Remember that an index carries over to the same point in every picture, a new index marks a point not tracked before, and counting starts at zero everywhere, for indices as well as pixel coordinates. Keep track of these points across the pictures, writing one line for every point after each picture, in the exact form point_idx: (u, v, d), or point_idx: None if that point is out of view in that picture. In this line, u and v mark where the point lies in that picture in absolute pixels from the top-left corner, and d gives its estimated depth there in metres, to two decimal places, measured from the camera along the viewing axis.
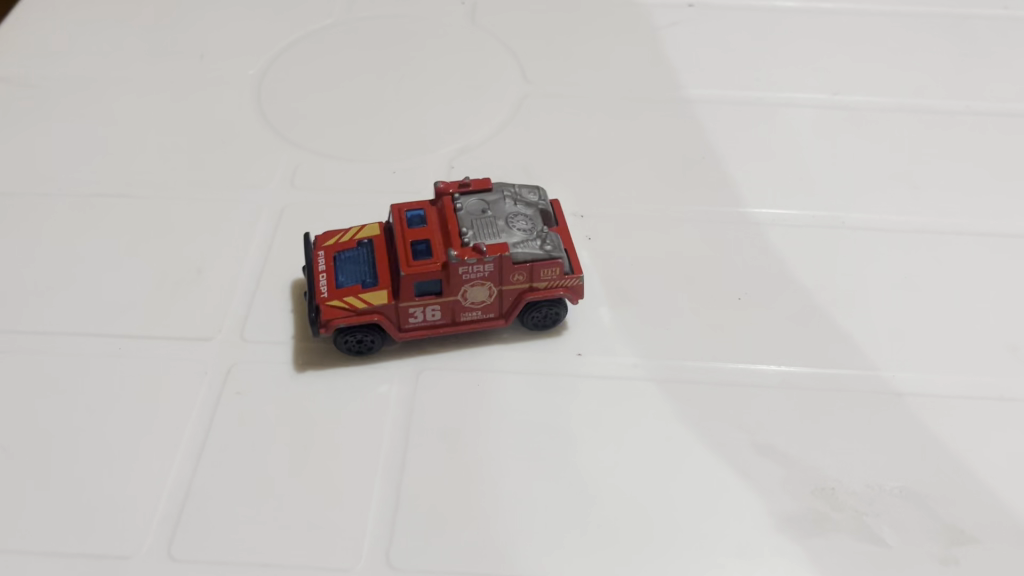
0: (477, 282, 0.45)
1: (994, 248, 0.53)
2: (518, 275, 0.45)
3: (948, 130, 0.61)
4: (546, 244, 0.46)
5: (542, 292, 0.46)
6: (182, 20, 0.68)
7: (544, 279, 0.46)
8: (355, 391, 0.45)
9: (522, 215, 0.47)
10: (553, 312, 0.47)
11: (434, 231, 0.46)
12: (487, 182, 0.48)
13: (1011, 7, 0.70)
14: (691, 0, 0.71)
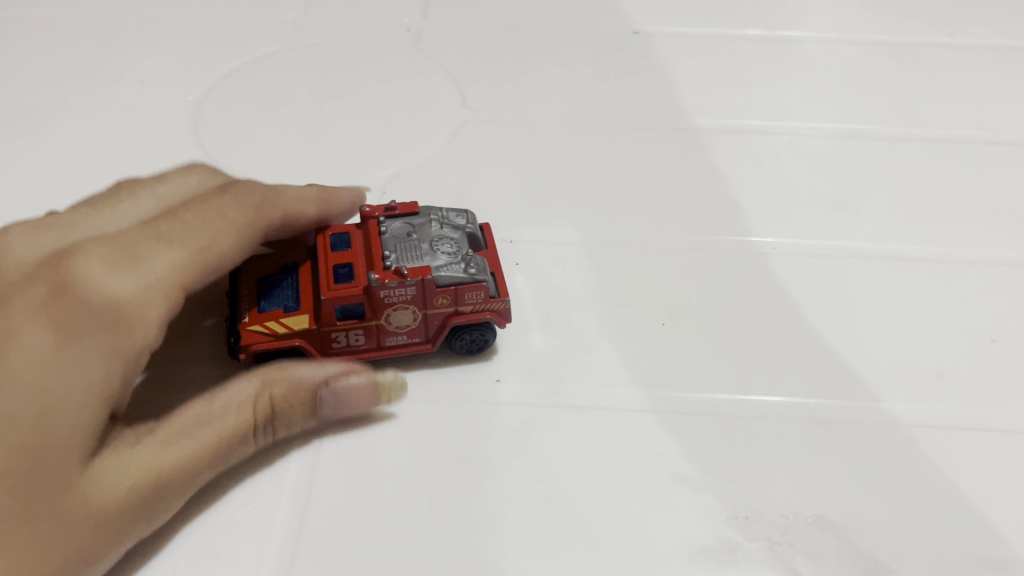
0: (401, 306, 0.45)
1: (926, 274, 0.53)
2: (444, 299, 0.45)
3: (887, 156, 0.61)
4: (471, 267, 0.45)
5: (468, 317, 0.46)
6: (130, 49, 0.69)
7: (469, 303, 0.46)
8: None
9: (448, 239, 0.47)
10: (480, 338, 0.47)
11: (357, 255, 0.46)
12: (413, 207, 0.48)
13: (956, 35, 0.71)
14: (637, 28, 0.72)
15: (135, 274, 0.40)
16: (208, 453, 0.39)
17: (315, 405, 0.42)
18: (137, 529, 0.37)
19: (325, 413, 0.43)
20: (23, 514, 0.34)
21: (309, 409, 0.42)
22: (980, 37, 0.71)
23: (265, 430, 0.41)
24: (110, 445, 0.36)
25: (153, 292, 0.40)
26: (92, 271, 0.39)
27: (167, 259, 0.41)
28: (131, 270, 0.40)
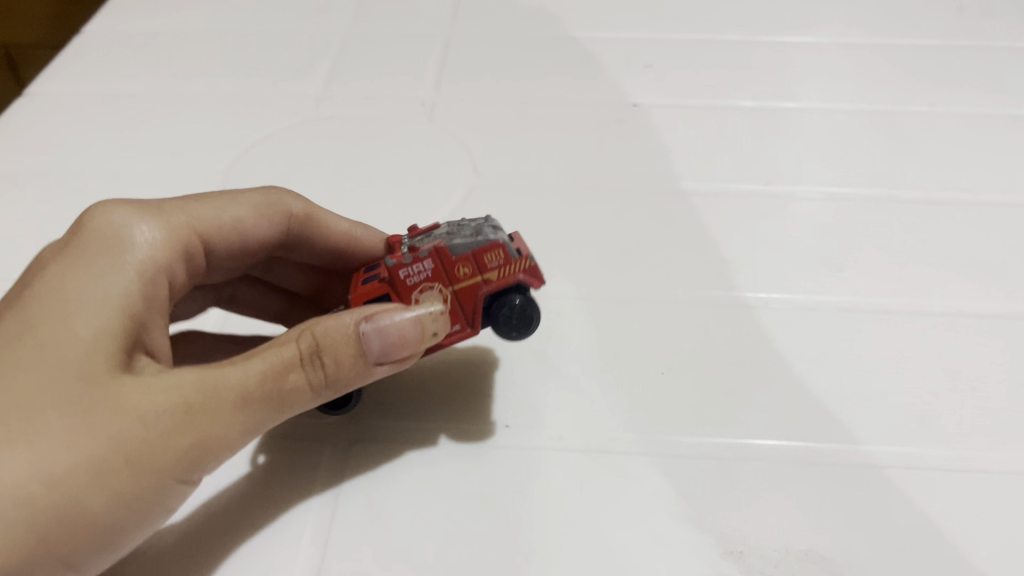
0: (428, 285, 0.46)
1: (912, 328, 0.56)
2: (466, 268, 0.46)
3: (874, 217, 0.64)
4: (481, 232, 0.46)
5: (493, 280, 0.46)
6: (163, 119, 0.75)
7: (489, 265, 0.46)
8: (294, 470, 0.49)
9: (467, 225, 0.49)
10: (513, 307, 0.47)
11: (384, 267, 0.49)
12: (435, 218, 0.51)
13: (937, 104, 0.75)
14: (637, 100, 0.77)
15: (155, 220, 0.48)
16: (255, 376, 0.42)
17: (362, 345, 0.44)
18: (181, 448, 0.41)
19: (371, 352, 0.44)
20: (65, 415, 0.39)
21: (355, 346, 0.44)
22: (958, 106, 0.75)
23: (314, 368, 0.44)
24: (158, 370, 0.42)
25: (166, 231, 0.48)
26: (114, 211, 0.47)
27: (184, 215, 0.50)
28: (152, 218, 0.48)
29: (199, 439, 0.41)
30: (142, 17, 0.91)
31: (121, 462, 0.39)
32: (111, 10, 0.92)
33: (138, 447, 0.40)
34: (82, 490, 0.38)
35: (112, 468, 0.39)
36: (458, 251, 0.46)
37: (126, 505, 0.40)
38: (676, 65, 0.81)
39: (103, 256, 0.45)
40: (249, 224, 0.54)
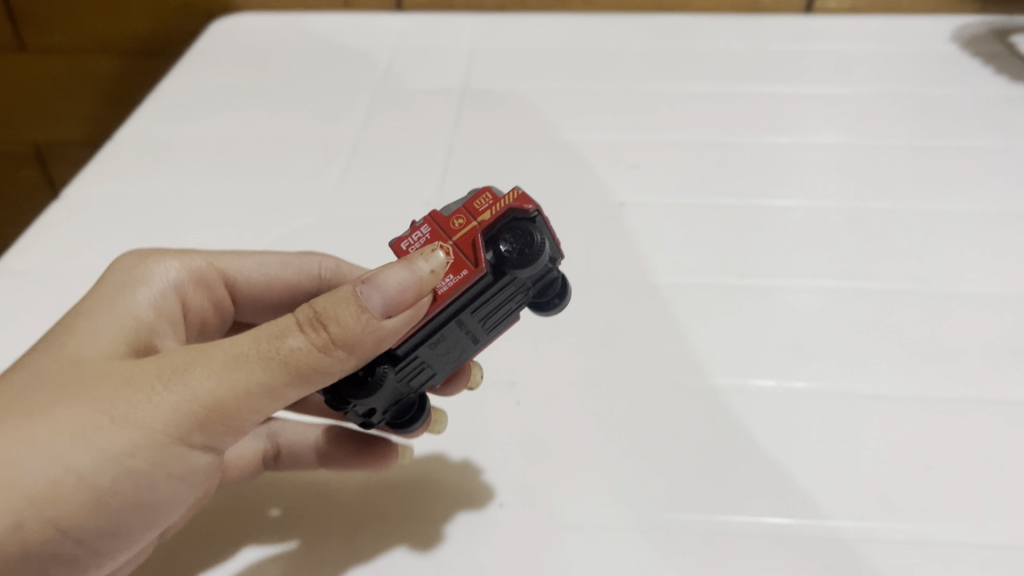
0: (432, 241, 0.50)
1: (871, 411, 0.62)
2: (464, 220, 0.51)
3: (837, 306, 0.71)
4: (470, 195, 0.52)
5: (487, 221, 0.50)
6: (191, 222, 0.83)
7: (480, 210, 0.51)
8: (319, 550, 0.56)
9: None
10: (509, 233, 0.49)
11: None
12: None
13: (898, 203, 0.84)
14: (623, 198, 0.84)
15: (176, 260, 0.62)
16: (251, 343, 0.46)
17: (362, 302, 0.46)
18: (158, 410, 0.46)
19: (374, 307, 0.46)
20: (70, 393, 0.48)
21: (354, 304, 0.46)
22: (915, 205, 0.84)
23: (315, 331, 0.46)
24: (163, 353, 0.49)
25: (182, 268, 0.62)
26: (134, 256, 0.61)
27: (202, 260, 0.64)
28: (171, 259, 0.62)
29: (188, 400, 0.46)
30: (170, 122, 0.99)
31: (101, 426, 0.46)
32: (139, 115, 1.01)
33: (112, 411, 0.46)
34: (76, 445, 0.46)
35: (91, 430, 0.46)
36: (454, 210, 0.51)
37: (106, 466, 0.46)
38: (659, 166, 0.89)
39: (126, 281, 0.58)
40: (266, 270, 0.67)
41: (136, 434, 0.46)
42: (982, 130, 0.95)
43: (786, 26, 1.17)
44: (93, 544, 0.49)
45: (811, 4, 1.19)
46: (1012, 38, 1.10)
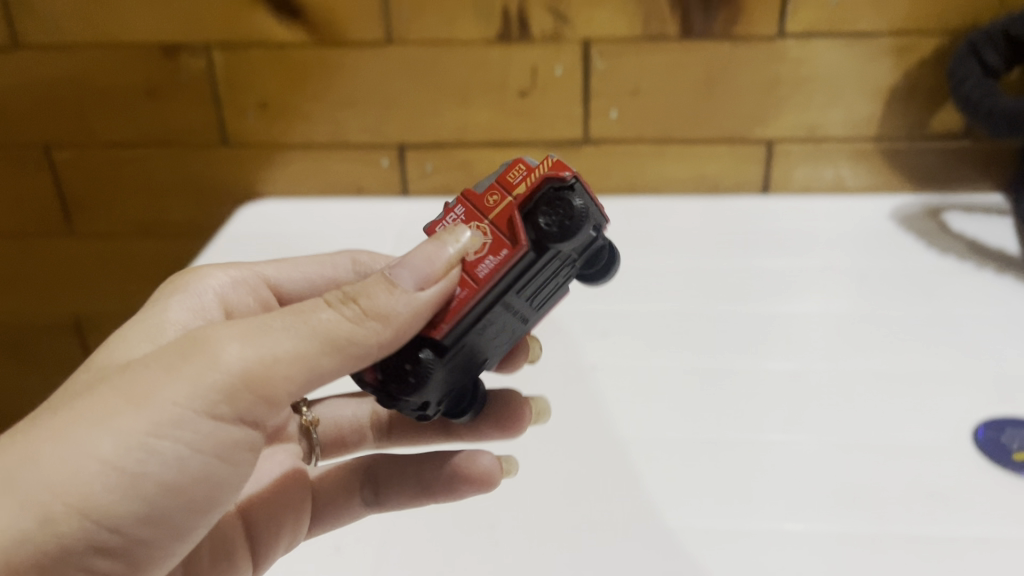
0: (472, 220, 0.66)
1: (800, 547, 0.72)
2: (499, 195, 0.66)
3: (774, 453, 0.82)
4: (502, 174, 0.68)
5: (521, 196, 0.66)
6: None
7: (515, 188, 0.66)
8: None
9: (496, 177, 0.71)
10: (550, 212, 0.64)
11: None
12: None
13: (834, 361, 0.96)
14: (593, 363, 0.97)
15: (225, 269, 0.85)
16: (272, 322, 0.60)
17: (393, 282, 0.62)
18: (172, 392, 0.58)
19: (402, 284, 0.62)
20: (95, 390, 0.60)
21: (387, 284, 0.62)
22: (850, 362, 0.96)
23: (347, 307, 0.61)
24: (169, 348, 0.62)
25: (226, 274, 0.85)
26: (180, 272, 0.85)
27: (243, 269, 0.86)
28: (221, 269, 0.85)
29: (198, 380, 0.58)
30: None
31: (119, 411, 0.58)
32: None
33: (130, 401, 0.58)
34: (97, 427, 0.57)
35: (112, 415, 0.58)
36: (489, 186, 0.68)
37: (130, 449, 0.57)
38: (626, 335, 1.03)
39: (177, 288, 0.81)
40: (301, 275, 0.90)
41: (152, 413, 0.58)
42: (914, 297, 1.08)
43: (745, 205, 1.34)
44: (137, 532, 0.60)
45: (768, 186, 1.36)
46: (943, 216, 1.26)
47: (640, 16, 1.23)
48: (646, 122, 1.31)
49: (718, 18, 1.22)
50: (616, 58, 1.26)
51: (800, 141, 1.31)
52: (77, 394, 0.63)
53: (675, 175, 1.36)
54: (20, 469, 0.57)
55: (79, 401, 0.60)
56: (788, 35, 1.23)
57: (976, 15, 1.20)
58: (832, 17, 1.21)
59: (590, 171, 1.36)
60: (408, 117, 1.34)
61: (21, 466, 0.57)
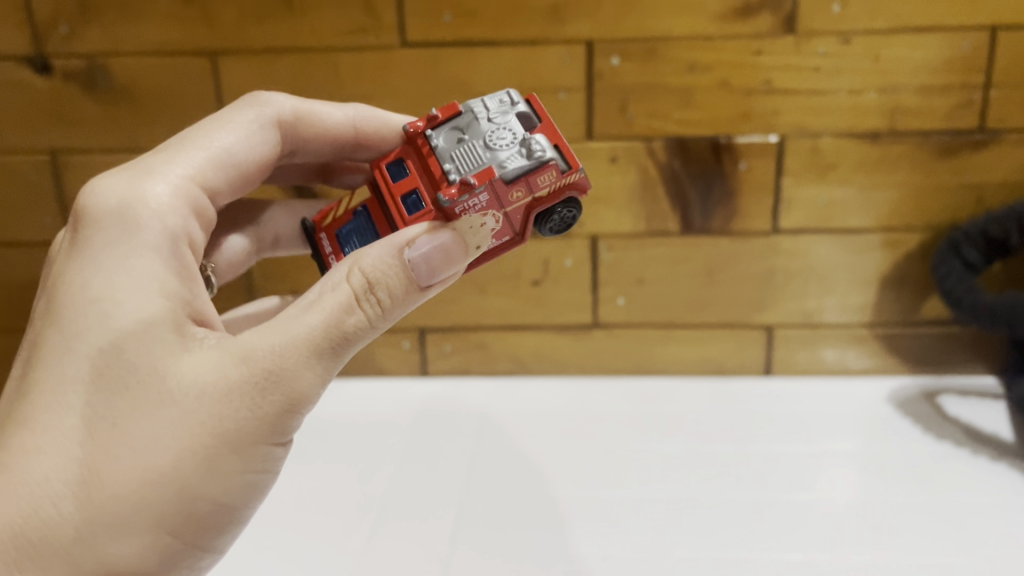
0: (493, 209, 0.80)
1: None
2: (524, 191, 0.80)
3: None
4: (530, 162, 0.79)
5: (543, 198, 0.82)
6: None
7: (539, 186, 0.80)
8: None
9: (505, 135, 0.81)
10: (563, 221, 0.84)
11: (417, 181, 0.84)
12: (453, 113, 0.84)
13: (836, 553, 1.01)
14: (605, 553, 1.04)
15: (158, 178, 0.83)
16: (323, 336, 0.72)
17: (413, 271, 0.76)
18: (255, 427, 0.71)
19: (416, 276, 0.76)
20: (180, 424, 0.69)
21: (407, 277, 0.75)
22: (853, 555, 1.00)
23: (375, 301, 0.74)
24: (230, 368, 0.71)
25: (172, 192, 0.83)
26: (102, 187, 0.80)
27: (178, 172, 0.85)
28: (150, 177, 0.83)
29: (278, 410, 0.72)
30: None
31: (218, 450, 0.70)
32: None
33: (227, 444, 0.71)
34: (203, 466, 0.70)
35: (212, 455, 0.70)
36: (517, 179, 0.79)
37: (228, 480, 0.72)
38: (636, 524, 1.08)
39: (128, 220, 0.77)
40: (218, 143, 0.91)
41: (242, 449, 0.72)
42: (914, 482, 1.13)
43: (749, 388, 1.40)
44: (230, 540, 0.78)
45: (770, 368, 1.42)
46: (938, 400, 1.33)
47: (643, 214, 1.34)
48: (653, 309, 1.40)
49: (716, 215, 1.33)
50: (622, 251, 1.36)
51: (796, 326, 1.39)
52: (144, 410, 0.69)
53: (680, 357, 1.43)
54: (141, 514, 0.69)
55: (174, 438, 0.69)
56: (781, 230, 1.33)
57: (955, 215, 1.30)
58: (820, 214, 1.31)
59: (599, 353, 1.44)
60: (429, 305, 1.42)
61: (145, 510, 0.69)
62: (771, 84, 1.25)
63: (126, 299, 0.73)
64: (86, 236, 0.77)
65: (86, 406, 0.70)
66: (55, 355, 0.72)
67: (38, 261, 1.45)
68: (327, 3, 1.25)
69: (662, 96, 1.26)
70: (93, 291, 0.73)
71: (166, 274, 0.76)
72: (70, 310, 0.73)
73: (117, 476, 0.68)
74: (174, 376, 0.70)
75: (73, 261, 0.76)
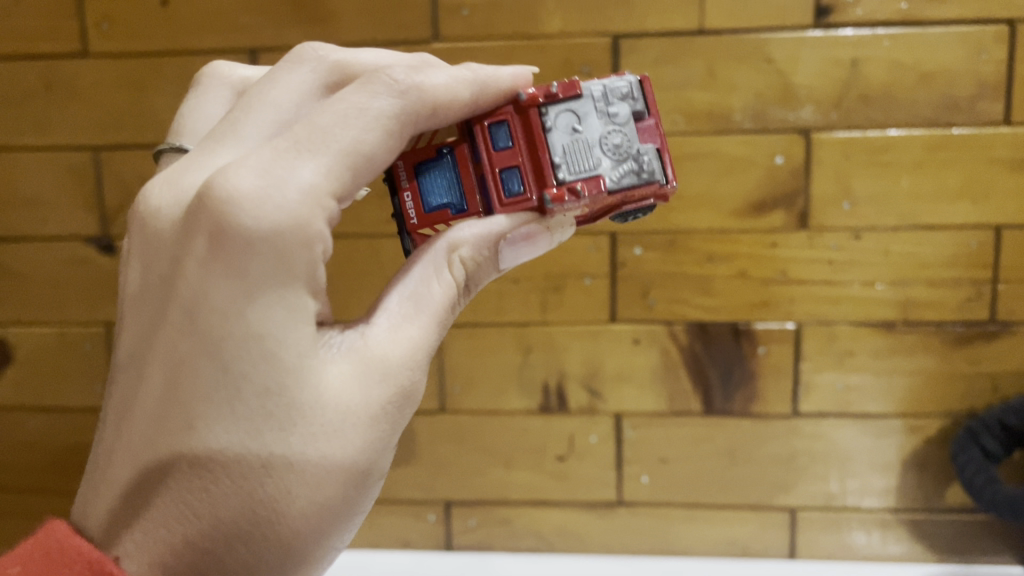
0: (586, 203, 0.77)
1: None
2: (619, 197, 0.78)
3: None
4: (636, 178, 0.77)
5: (629, 202, 0.80)
6: None
7: (634, 195, 0.78)
8: None
9: (614, 136, 0.77)
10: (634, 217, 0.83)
11: (521, 158, 0.76)
12: (573, 93, 0.77)
13: None
14: None
15: (296, 191, 0.64)
16: (434, 334, 0.74)
17: (499, 258, 0.76)
18: (395, 435, 0.73)
19: (504, 261, 0.76)
20: (342, 456, 0.69)
21: (495, 262, 0.76)
22: None
23: (462, 286, 0.75)
24: (376, 388, 0.70)
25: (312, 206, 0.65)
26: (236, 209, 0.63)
27: (316, 180, 0.65)
28: (285, 187, 0.64)
29: (408, 413, 0.74)
30: None
31: (372, 466, 0.72)
32: None
33: (376, 458, 0.71)
34: (360, 484, 0.72)
35: (368, 472, 0.72)
36: (619, 191, 0.77)
37: (374, 486, 0.74)
38: None
39: (274, 249, 0.63)
40: (353, 129, 0.68)
41: (386, 454, 0.73)
42: None
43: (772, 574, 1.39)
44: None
45: (794, 551, 1.41)
46: None
47: (666, 394, 1.38)
48: (676, 488, 1.41)
49: (737, 397, 1.37)
50: (645, 429, 1.40)
51: (819, 509, 1.39)
52: (311, 447, 0.67)
53: (704, 539, 1.43)
54: (318, 539, 0.71)
55: (340, 467, 0.69)
56: (802, 413, 1.36)
57: (973, 403, 1.33)
58: (839, 397, 1.35)
59: (623, 533, 1.44)
60: (456, 477, 1.45)
61: (322, 537, 0.71)
62: (788, 274, 1.31)
63: (283, 329, 0.65)
64: (234, 265, 0.63)
65: (256, 449, 0.66)
66: (207, 394, 0.65)
67: (84, 426, 1.51)
68: (371, 195, 1.35)
69: (683, 284, 1.33)
70: (248, 331, 0.64)
71: (310, 295, 0.66)
72: (223, 347, 0.64)
73: (295, 515, 0.68)
74: (331, 404, 0.67)
75: (217, 289, 0.64)
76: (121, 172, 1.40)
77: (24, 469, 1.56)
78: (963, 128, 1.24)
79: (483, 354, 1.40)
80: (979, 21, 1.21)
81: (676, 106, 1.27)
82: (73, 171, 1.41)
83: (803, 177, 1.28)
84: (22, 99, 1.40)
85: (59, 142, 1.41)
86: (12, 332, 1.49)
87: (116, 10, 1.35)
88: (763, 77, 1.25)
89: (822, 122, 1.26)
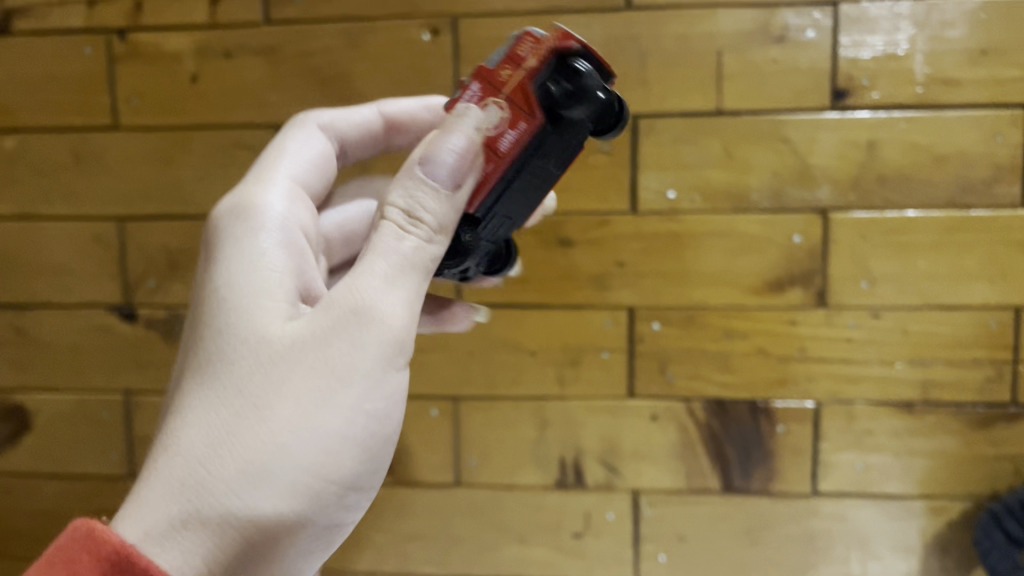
0: (490, 96, 0.78)
1: None
2: (512, 67, 0.78)
3: None
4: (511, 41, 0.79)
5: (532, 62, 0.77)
6: None
7: (523, 52, 0.77)
8: None
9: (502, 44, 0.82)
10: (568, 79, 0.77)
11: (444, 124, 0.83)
12: None
13: None
14: None
15: (266, 185, 0.90)
16: (392, 262, 0.75)
17: (425, 182, 0.75)
18: (353, 354, 0.72)
19: (433, 181, 0.75)
20: (288, 369, 0.71)
21: (426, 189, 0.75)
22: None
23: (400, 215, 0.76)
24: (321, 311, 0.74)
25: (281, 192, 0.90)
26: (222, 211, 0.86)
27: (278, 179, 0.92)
28: (259, 185, 0.90)
29: (368, 335, 0.73)
30: None
31: (328, 383, 0.71)
32: None
33: (328, 374, 0.72)
34: (316, 400, 0.71)
35: (322, 389, 0.71)
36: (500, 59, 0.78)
37: (343, 414, 0.72)
38: None
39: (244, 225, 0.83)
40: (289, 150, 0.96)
41: (351, 374, 0.72)
42: None
43: None
44: (371, 486, 0.77)
45: None
46: None
47: (684, 472, 1.37)
48: (694, 568, 1.39)
49: (756, 476, 1.35)
50: (663, 507, 1.38)
51: None
52: (257, 368, 0.72)
53: None
54: (273, 460, 0.69)
55: (287, 384, 0.71)
56: (822, 493, 1.35)
57: (995, 485, 1.31)
58: (859, 478, 1.33)
59: None
60: (471, 553, 1.43)
61: (280, 458, 0.69)
62: (806, 352, 1.31)
63: (237, 283, 0.77)
64: (214, 247, 0.82)
65: (211, 381, 0.72)
66: (189, 350, 0.77)
67: (98, 495, 1.51)
68: None
69: (702, 360, 1.33)
70: (213, 289, 0.77)
71: (278, 259, 0.81)
72: (203, 307, 0.78)
73: (246, 434, 0.69)
74: (273, 333, 0.74)
75: (203, 271, 0.81)
76: (145, 242, 1.42)
77: (37, 538, 1.55)
78: (981, 210, 1.25)
79: (500, 428, 1.39)
80: (994, 106, 1.23)
81: (694, 185, 1.29)
82: (99, 242, 1.44)
83: (821, 256, 1.28)
84: (51, 170, 1.43)
85: (86, 214, 1.43)
86: (32, 399, 1.50)
87: (146, 86, 1.39)
88: (780, 158, 1.27)
89: (839, 202, 1.27)
